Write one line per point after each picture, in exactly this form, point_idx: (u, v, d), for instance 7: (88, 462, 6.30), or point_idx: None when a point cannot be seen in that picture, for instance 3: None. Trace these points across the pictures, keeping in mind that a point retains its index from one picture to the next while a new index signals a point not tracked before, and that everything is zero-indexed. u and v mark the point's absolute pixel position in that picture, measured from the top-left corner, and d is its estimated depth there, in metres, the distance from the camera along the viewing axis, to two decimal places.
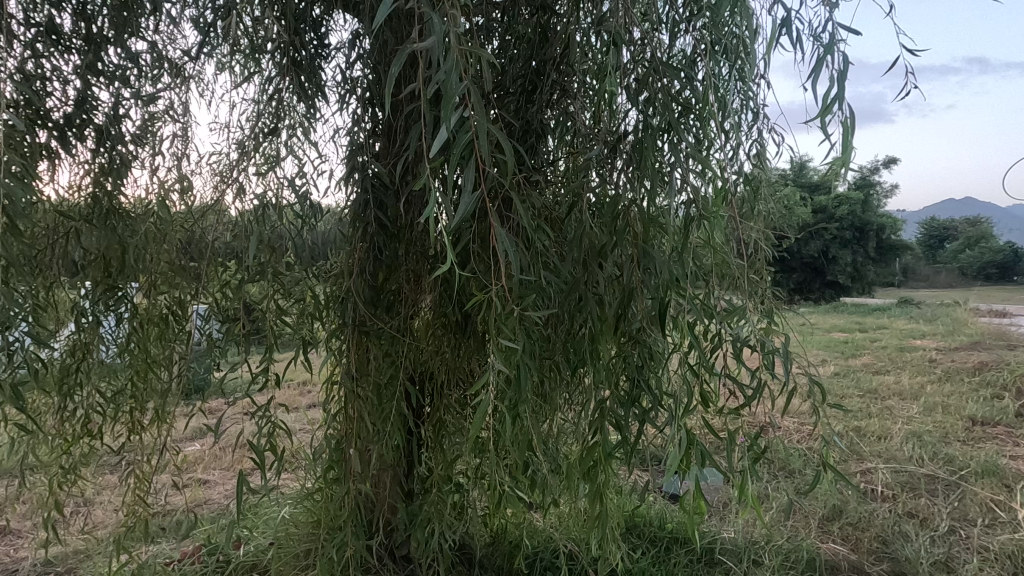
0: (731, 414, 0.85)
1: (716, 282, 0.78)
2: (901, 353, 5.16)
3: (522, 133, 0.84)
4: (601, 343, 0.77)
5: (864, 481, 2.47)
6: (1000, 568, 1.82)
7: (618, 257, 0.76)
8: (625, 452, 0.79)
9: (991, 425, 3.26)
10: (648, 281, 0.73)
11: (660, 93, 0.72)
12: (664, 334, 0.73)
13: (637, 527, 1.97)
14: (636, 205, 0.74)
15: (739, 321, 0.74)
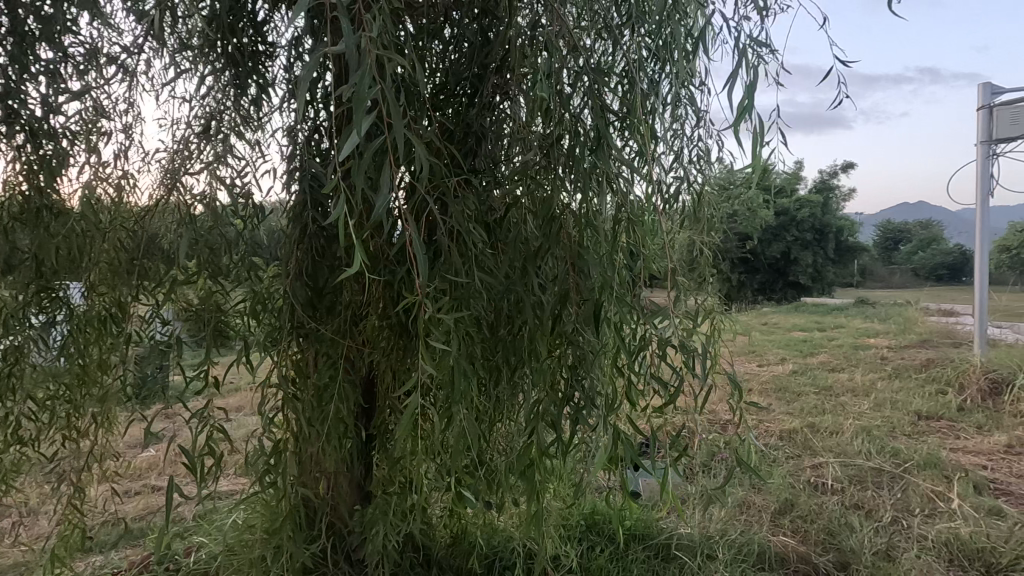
0: (656, 412, 0.88)
1: (645, 282, 0.80)
2: (856, 351, 5.36)
3: (463, 136, 0.86)
4: (536, 344, 0.79)
5: (814, 475, 2.56)
6: (936, 556, 1.91)
7: (553, 260, 0.77)
8: (561, 451, 0.80)
9: (936, 420, 3.41)
10: (580, 283, 0.75)
11: (590, 98, 0.75)
12: (597, 335, 0.75)
13: (596, 525, 2.00)
14: (569, 209, 0.76)
15: (667, 322, 0.77)
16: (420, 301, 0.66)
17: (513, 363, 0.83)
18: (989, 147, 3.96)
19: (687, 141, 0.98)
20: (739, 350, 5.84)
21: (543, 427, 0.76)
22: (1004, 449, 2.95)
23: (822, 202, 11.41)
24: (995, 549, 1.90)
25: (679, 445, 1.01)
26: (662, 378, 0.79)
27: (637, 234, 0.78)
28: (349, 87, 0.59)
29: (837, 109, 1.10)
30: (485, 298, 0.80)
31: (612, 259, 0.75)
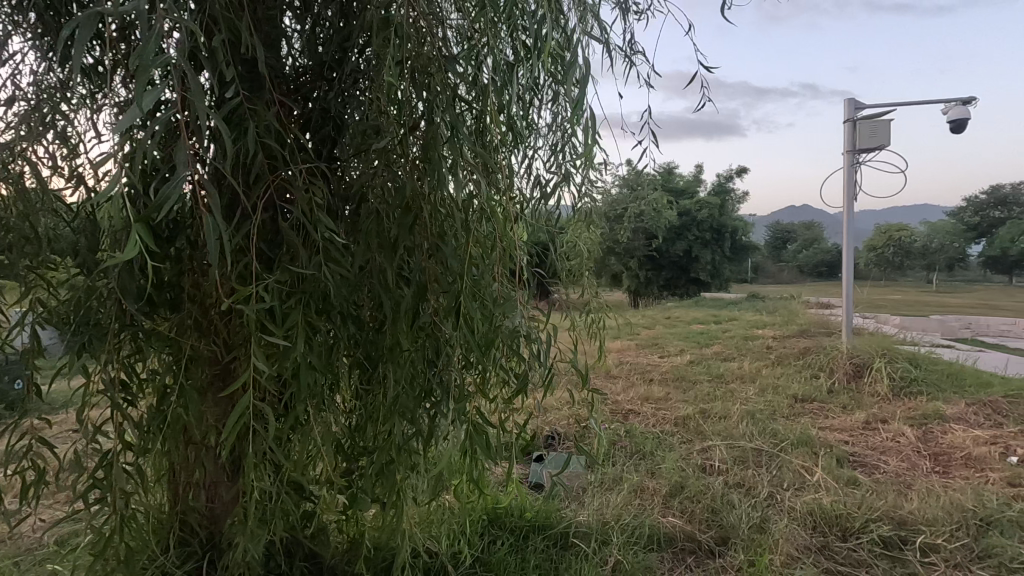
0: (507, 402, 0.91)
1: (502, 275, 0.82)
2: (745, 342, 5.81)
3: (322, 121, 0.89)
4: (398, 337, 0.79)
5: (703, 458, 2.74)
6: (800, 524, 2.09)
7: (410, 251, 0.77)
8: (420, 444, 0.81)
9: (809, 402, 3.77)
10: (438, 276, 0.76)
11: (438, 87, 0.75)
12: (454, 328, 0.77)
13: (498, 520, 2.03)
14: (425, 202, 0.75)
15: (516, 313, 0.80)
16: (244, 290, 0.65)
17: (378, 357, 0.83)
18: (853, 156, 4.43)
19: (555, 136, 1.05)
20: (644, 342, 6.15)
21: (398, 421, 0.78)
22: (862, 425, 3.30)
23: (719, 204, 12.26)
24: (849, 515, 2.08)
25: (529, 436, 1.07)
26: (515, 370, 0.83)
27: (491, 227, 0.81)
28: (131, 58, 0.58)
29: (701, 110, 1.34)
30: (339, 289, 0.80)
31: (468, 252, 0.76)
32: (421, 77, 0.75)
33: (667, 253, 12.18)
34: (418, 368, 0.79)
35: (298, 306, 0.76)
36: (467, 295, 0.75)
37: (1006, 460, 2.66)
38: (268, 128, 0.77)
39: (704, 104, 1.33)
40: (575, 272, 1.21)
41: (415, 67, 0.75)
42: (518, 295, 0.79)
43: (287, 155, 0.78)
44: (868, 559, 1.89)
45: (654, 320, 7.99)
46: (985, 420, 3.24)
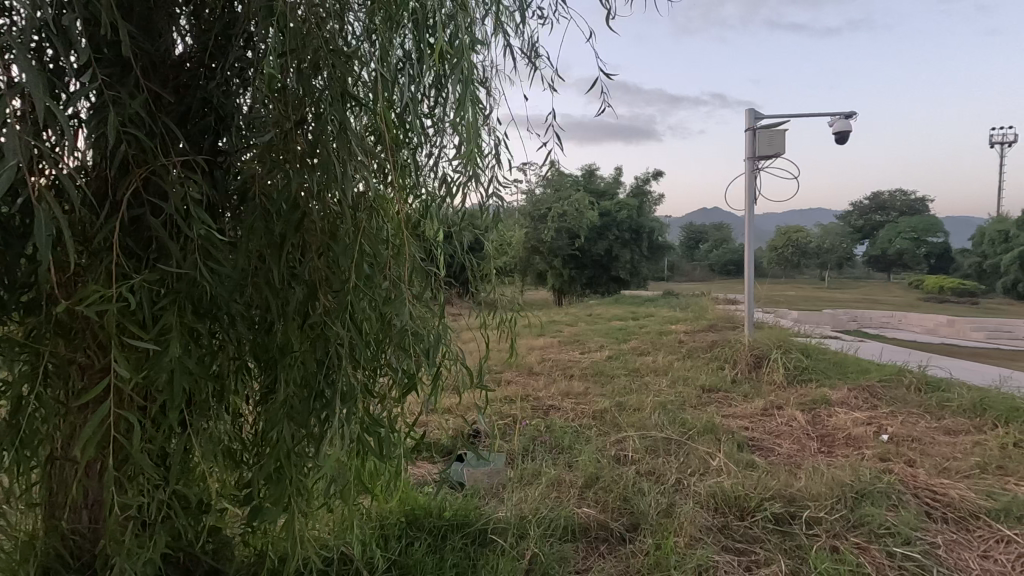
0: (399, 400, 0.92)
1: (393, 274, 0.83)
2: (660, 336, 6.11)
3: (202, 111, 0.87)
4: (286, 337, 0.77)
5: (618, 449, 2.86)
6: (703, 507, 2.22)
7: (298, 250, 0.77)
8: (310, 445, 0.80)
9: (716, 392, 4.02)
10: (327, 275, 0.76)
11: (322, 82, 0.74)
12: (344, 327, 0.76)
13: (416, 521, 2.01)
14: (310, 199, 0.74)
15: (405, 311, 0.81)
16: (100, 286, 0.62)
17: (265, 358, 0.81)
18: (753, 163, 4.77)
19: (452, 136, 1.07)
20: (566, 339, 6.31)
21: (287, 423, 0.78)
22: (761, 411, 3.57)
23: (638, 205, 12.79)
24: (746, 496, 2.24)
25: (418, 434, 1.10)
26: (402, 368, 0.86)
27: (380, 226, 0.82)
28: None
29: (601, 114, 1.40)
30: (221, 289, 0.77)
31: (355, 251, 0.76)
32: (309, 70, 0.74)
33: (589, 252, 12.56)
34: (307, 370, 0.79)
35: (172, 305, 0.74)
36: (354, 293, 0.76)
37: (879, 438, 2.96)
38: (136, 118, 0.74)
39: (603, 110, 1.41)
40: (478, 271, 1.22)
41: (304, 56, 0.73)
42: (407, 292, 0.81)
43: (157, 146, 0.76)
44: (762, 535, 2.04)
45: (577, 317, 8.22)
46: (863, 403, 3.60)
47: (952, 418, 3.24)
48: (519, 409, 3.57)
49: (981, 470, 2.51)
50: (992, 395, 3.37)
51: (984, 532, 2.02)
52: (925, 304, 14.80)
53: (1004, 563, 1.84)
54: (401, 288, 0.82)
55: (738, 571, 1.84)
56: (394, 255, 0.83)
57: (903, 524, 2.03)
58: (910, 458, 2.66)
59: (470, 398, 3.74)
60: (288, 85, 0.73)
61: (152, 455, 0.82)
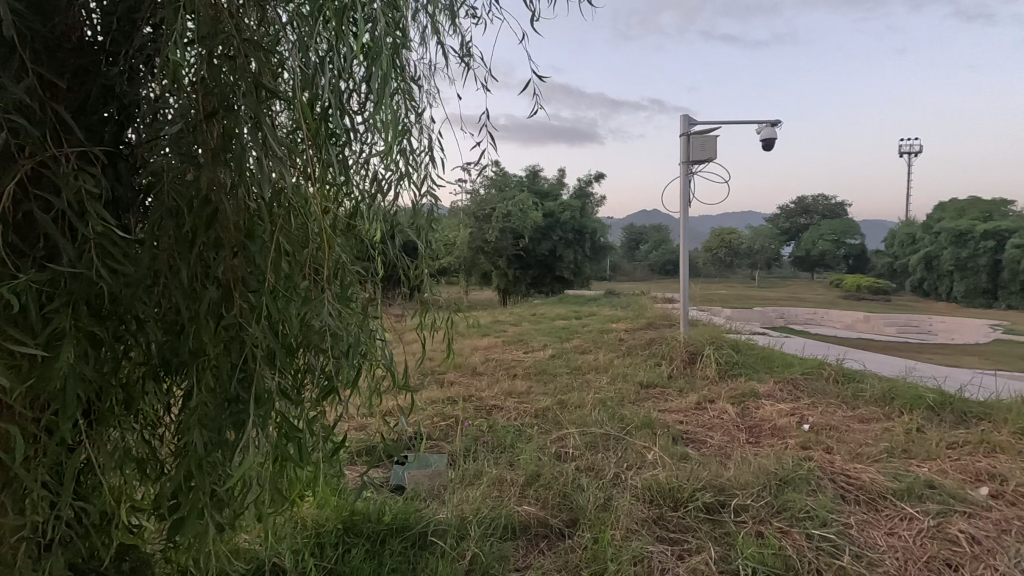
0: (321, 402, 0.92)
1: (312, 273, 0.82)
2: (601, 335, 6.25)
3: (103, 99, 0.83)
4: (198, 340, 0.75)
5: (558, 446, 2.90)
6: (639, 500, 2.29)
7: (210, 249, 0.74)
8: (224, 452, 0.78)
9: (653, 388, 4.15)
10: (242, 275, 0.75)
11: (233, 72, 0.73)
12: (260, 328, 0.75)
13: (355, 527, 1.97)
14: (221, 195, 0.72)
15: (325, 310, 0.81)
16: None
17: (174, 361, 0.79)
18: (687, 167, 4.96)
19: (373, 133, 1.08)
20: (510, 339, 6.34)
21: (199, 431, 0.75)
22: (695, 405, 3.72)
23: (580, 206, 13.01)
24: (679, 487, 2.32)
25: (338, 440, 1.09)
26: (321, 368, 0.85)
27: (298, 223, 0.81)
28: None
29: (534, 117, 1.41)
30: (125, 289, 0.74)
31: (271, 249, 0.75)
32: (220, 57, 0.72)
33: (533, 252, 12.68)
34: (220, 374, 0.77)
35: (65, 307, 0.70)
36: (269, 292, 0.74)
37: (801, 428, 3.15)
38: (21, 104, 0.70)
39: (535, 112, 1.39)
40: (412, 272, 1.21)
41: (214, 46, 0.72)
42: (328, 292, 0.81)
43: (49, 136, 0.72)
44: (694, 525, 2.12)
45: (521, 317, 8.27)
46: (787, 395, 3.82)
47: (865, 407, 3.48)
48: (462, 410, 3.55)
49: (889, 454, 2.70)
50: (900, 385, 3.65)
51: (890, 511, 2.18)
52: (844, 301, 15.86)
53: (907, 539, 1.99)
54: (320, 288, 0.81)
55: (671, 560, 1.90)
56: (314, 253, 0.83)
57: (821, 507, 2.16)
58: (828, 446, 2.85)
59: (412, 400, 3.69)
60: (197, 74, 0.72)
61: (44, 467, 0.77)
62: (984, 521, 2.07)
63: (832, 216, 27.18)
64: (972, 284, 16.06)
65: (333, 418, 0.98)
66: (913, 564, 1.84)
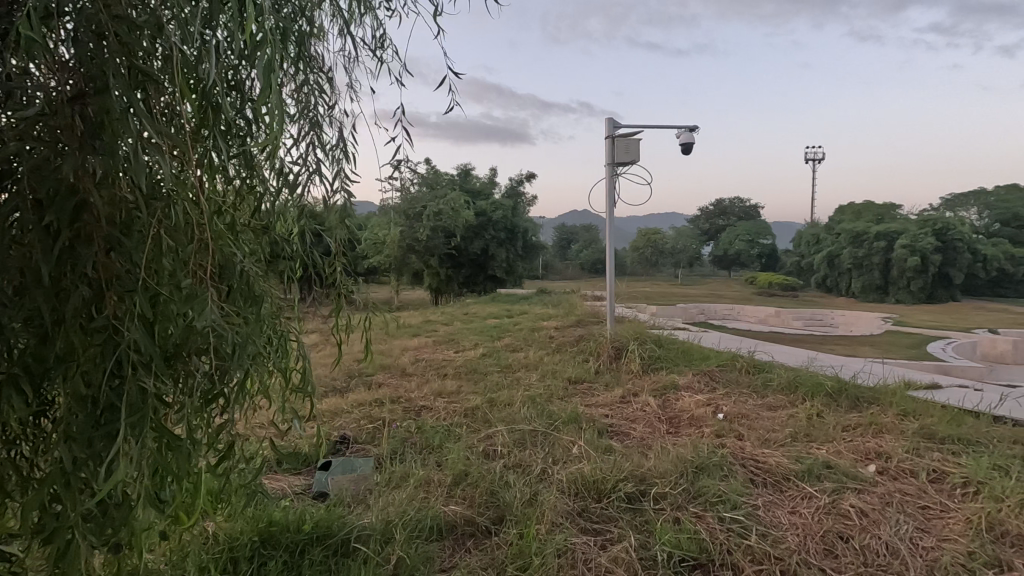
0: (207, 405, 0.90)
1: (195, 269, 0.83)
2: (532, 332, 6.34)
3: None
4: (70, 341, 0.73)
5: (487, 445, 2.91)
6: (565, 494, 2.33)
7: (82, 247, 0.72)
8: (96, 463, 0.75)
9: (581, 383, 4.25)
10: (117, 275, 0.74)
11: (102, 54, 0.71)
12: (135, 330, 0.73)
13: (272, 538, 1.89)
14: (89, 187, 0.70)
15: (206, 315, 0.77)
16: None
17: (44, 363, 0.75)
18: (613, 169, 5.11)
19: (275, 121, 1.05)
20: (441, 339, 6.29)
21: (68, 444, 0.72)
22: (619, 399, 3.85)
23: (512, 205, 13.11)
24: (603, 478, 2.39)
25: (227, 446, 1.06)
26: (203, 369, 0.84)
27: (178, 221, 0.80)
28: None
29: (449, 113, 1.39)
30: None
31: (150, 244, 0.76)
32: (87, 36, 0.71)
33: (464, 251, 12.63)
34: (91, 381, 0.74)
35: None
36: (142, 294, 0.72)
37: (716, 417, 3.33)
38: None
39: (454, 108, 1.40)
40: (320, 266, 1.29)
41: (84, 25, 0.71)
42: (210, 290, 0.79)
43: None
44: (616, 515, 2.18)
45: (452, 317, 8.21)
46: (704, 386, 4.03)
47: (773, 396, 3.73)
48: (390, 411, 3.48)
49: (793, 439, 2.91)
50: (803, 374, 3.94)
51: (793, 491, 2.34)
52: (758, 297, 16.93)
53: (807, 516, 2.15)
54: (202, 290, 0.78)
55: (593, 550, 1.95)
56: (197, 252, 0.82)
57: (732, 492, 2.29)
58: (739, 433, 3.03)
59: (337, 405, 3.58)
60: (67, 58, 0.71)
61: None
62: (871, 495, 2.27)
63: (747, 217, 28.96)
64: (867, 280, 17.62)
65: (222, 422, 0.96)
66: (811, 538, 1.99)
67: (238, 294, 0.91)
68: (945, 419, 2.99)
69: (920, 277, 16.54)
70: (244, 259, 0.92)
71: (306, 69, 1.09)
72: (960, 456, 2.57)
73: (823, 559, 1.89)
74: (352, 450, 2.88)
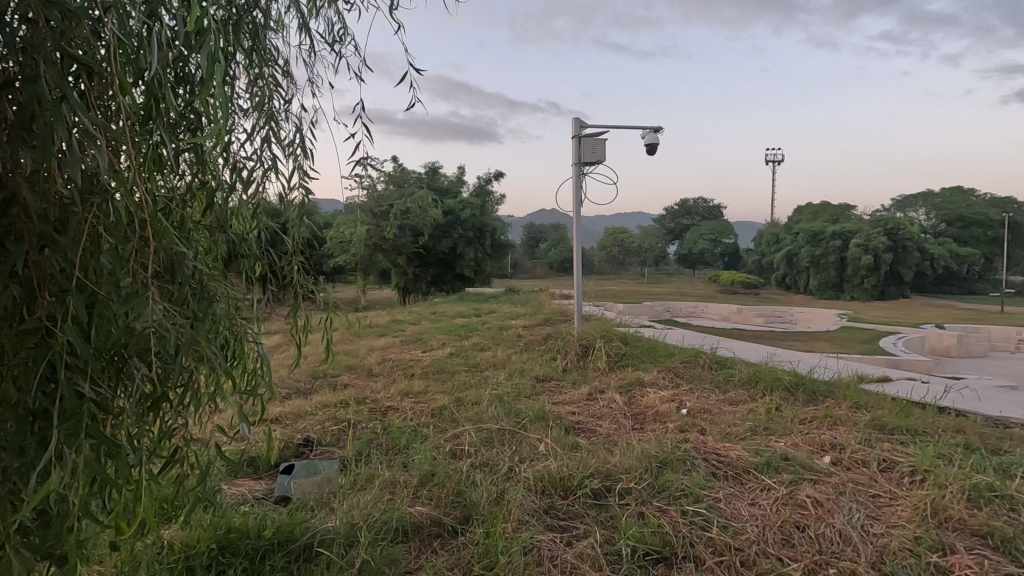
0: (153, 408, 0.88)
1: (136, 271, 0.79)
2: (500, 331, 6.34)
3: None
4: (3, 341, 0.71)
5: (454, 444, 2.89)
6: (531, 492, 2.34)
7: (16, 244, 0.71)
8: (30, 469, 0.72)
9: (548, 381, 4.27)
10: (51, 273, 0.72)
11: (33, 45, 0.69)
12: (67, 333, 0.70)
13: (232, 546, 1.83)
14: (31, 182, 0.72)
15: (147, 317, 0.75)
16: None
17: None
18: (579, 168, 5.15)
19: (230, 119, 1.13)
20: (408, 338, 6.22)
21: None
22: (586, 396, 3.88)
23: (480, 204, 13.08)
24: (569, 475, 2.41)
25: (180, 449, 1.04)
26: (145, 372, 0.82)
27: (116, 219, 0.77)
28: None
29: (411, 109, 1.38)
30: None
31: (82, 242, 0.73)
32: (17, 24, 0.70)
33: (432, 250, 12.54)
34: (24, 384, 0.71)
35: None
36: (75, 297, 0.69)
37: (680, 412, 3.39)
38: None
39: (415, 104, 1.42)
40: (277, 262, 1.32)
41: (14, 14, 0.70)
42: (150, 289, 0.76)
43: None
44: (582, 511, 2.20)
45: (420, 316, 8.14)
46: (668, 382, 4.11)
47: (734, 391, 3.82)
48: (355, 413, 3.42)
49: (752, 432, 2.99)
50: (762, 369, 4.06)
51: (752, 483, 2.41)
52: (721, 295, 17.33)
53: (765, 507, 2.21)
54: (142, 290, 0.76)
55: (559, 547, 1.96)
56: (139, 249, 0.79)
57: (694, 485, 2.34)
58: (702, 427, 3.10)
59: (301, 407, 3.50)
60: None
61: None
62: (826, 485, 2.35)
63: (710, 216, 29.63)
64: (824, 278, 18.26)
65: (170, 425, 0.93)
66: (770, 529, 2.05)
67: (185, 294, 0.89)
68: (894, 410, 3.13)
69: (873, 275, 17.23)
70: (194, 258, 0.90)
71: (262, 65, 1.12)
72: (907, 446, 2.69)
73: (781, 548, 1.94)
74: (316, 453, 2.82)
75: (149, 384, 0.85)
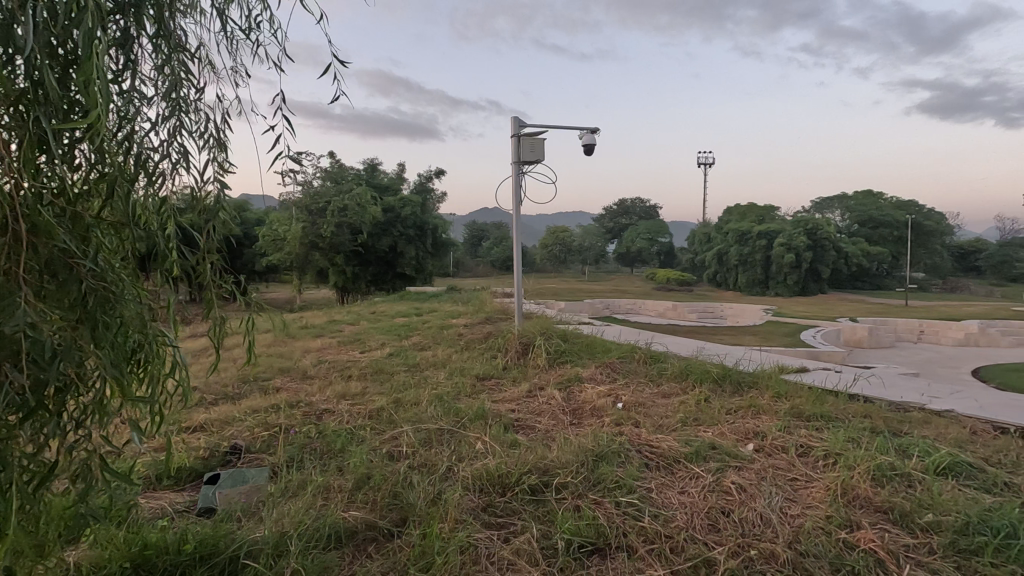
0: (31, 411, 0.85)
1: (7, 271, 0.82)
2: (440, 330, 6.27)
3: None
4: None
5: (391, 446, 2.84)
6: (469, 491, 2.33)
7: None
8: None
9: (488, 379, 4.27)
10: None
11: None
12: None
13: (147, 563, 1.72)
14: None
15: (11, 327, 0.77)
16: None
17: None
18: (518, 167, 5.18)
19: (136, 107, 1.11)
20: (345, 339, 6.04)
21: None
22: (526, 393, 3.91)
23: (421, 202, 12.90)
24: (507, 472, 2.42)
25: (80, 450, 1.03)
26: (16, 377, 0.79)
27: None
28: None
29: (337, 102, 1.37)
30: None
31: None
32: None
33: (371, 248, 12.25)
34: None
35: None
36: None
37: (616, 406, 3.48)
38: None
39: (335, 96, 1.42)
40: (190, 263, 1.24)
41: None
42: (21, 293, 0.81)
43: None
44: (519, 507, 2.22)
45: (358, 316, 7.93)
46: (606, 378, 4.20)
47: (667, 384, 3.96)
48: (287, 417, 3.29)
49: (683, 423, 3.12)
50: (693, 363, 4.22)
51: (682, 472, 2.51)
52: (658, 292, 17.94)
53: (694, 494, 2.31)
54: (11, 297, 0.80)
55: (496, 544, 1.97)
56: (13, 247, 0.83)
57: (627, 477, 2.41)
58: (636, 420, 3.20)
59: (228, 414, 3.33)
60: None
61: None
62: (749, 471, 2.48)
63: (646, 216, 30.58)
64: (751, 276, 19.26)
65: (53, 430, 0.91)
66: (697, 515, 2.14)
67: (65, 295, 0.90)
68: (811, 398, 3.34)
69: (795, 273, 18.35)
70: (88, 261, 0.92)
71: (170, 55, 1.13)
72: (821, 431, 2.88)
73: (707, 533, 2.03)
74: (244, 461, 2.69)
75: (19, 392, 0.82)
